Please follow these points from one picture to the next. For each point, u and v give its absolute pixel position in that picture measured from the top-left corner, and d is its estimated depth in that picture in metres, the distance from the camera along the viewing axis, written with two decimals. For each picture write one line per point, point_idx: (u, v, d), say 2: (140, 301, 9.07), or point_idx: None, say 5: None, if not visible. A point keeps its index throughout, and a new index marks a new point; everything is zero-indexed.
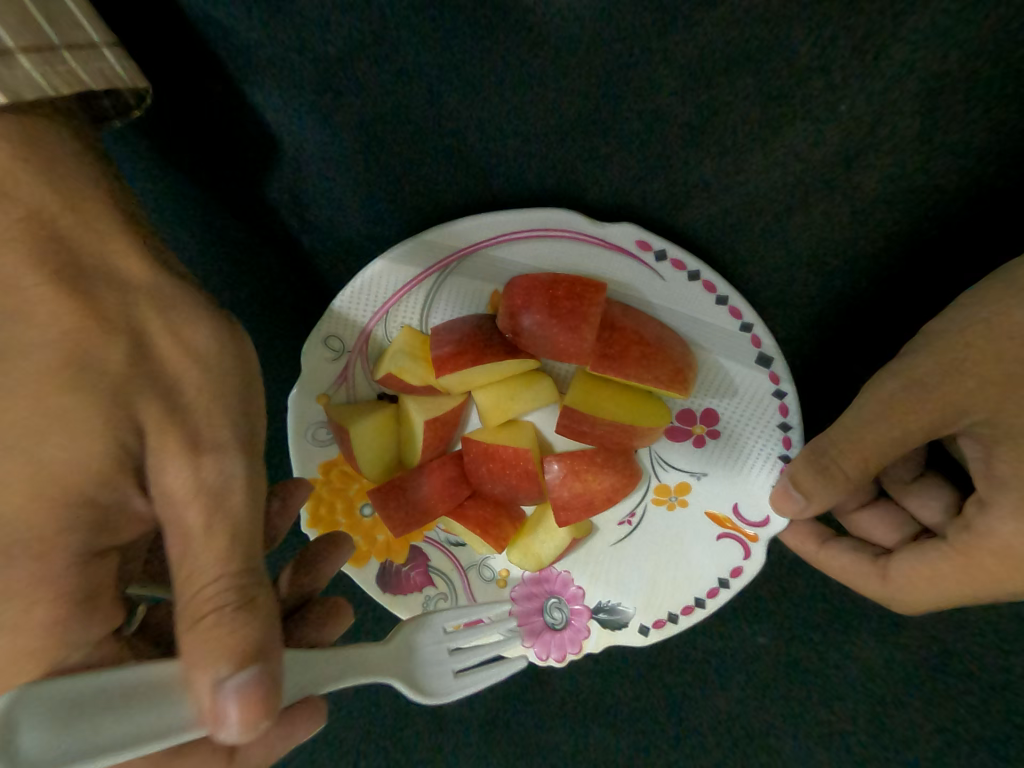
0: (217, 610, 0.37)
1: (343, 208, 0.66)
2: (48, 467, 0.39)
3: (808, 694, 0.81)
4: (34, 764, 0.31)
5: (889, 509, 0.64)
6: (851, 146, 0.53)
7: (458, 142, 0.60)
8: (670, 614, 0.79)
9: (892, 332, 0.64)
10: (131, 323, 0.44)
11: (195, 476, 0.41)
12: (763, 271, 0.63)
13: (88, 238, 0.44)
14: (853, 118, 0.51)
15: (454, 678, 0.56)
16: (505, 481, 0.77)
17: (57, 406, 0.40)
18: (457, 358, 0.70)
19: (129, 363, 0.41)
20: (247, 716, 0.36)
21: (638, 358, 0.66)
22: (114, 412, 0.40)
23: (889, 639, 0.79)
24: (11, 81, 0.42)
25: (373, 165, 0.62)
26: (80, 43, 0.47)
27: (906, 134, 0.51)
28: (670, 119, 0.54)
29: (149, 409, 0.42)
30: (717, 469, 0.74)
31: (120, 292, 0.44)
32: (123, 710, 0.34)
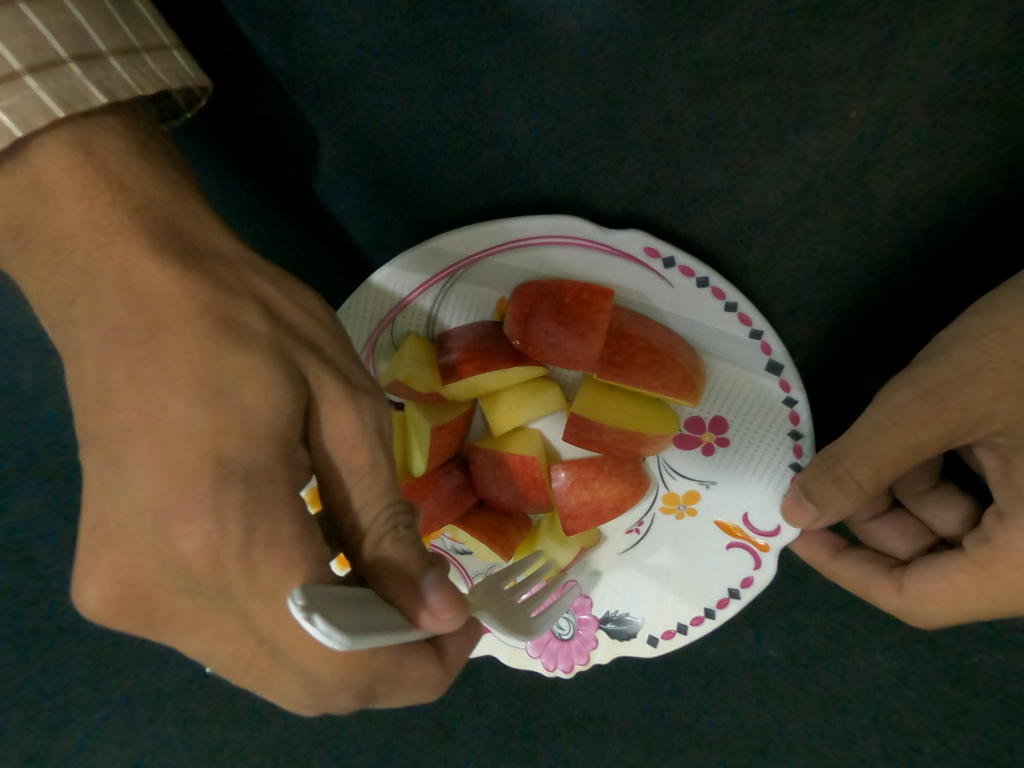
0: (393, 527, 0.43)
1: (358, 208, 0.67)
2: (167, 432, 0.37)
3: (818, 710, 0.80)
4: (346, 629, 0.32)
5: (904, 520, 0.63)
6: (867, 152, 0.52)
7: (473, 145, 0.60)
8: (680, 624, 0.78)
9: (904, 341, 0.63)
10: (251, 290, 0.43)
11: (356, 426, 0.43)
12: (774, 277, 0.62)
13: (187, 217, 0.44)
14: (871, 124, 0.51)
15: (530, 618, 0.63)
16: (511, 489, 0.77)
17: (178, 367, 0.38)
18: (464, 365, 0.69)
19: (240, 337, 0.40)
20: (449, 603, 0.41)
21: (647, 365, 0.65)
22: (266, 368, 0.40)
23: (898, 657, 0.77)
24: (108, 81, 0.43)
25: (391, 170, 0.64)
26: (155, 45, 0.48)
27: (922, 141, 0.51)
28: (686, 126, 0.54)
29: (307, 359, 0.42)
30: (726, 478, 0.73)
31: (230, 264, 0.43)
32: (363, 609, 0.37)
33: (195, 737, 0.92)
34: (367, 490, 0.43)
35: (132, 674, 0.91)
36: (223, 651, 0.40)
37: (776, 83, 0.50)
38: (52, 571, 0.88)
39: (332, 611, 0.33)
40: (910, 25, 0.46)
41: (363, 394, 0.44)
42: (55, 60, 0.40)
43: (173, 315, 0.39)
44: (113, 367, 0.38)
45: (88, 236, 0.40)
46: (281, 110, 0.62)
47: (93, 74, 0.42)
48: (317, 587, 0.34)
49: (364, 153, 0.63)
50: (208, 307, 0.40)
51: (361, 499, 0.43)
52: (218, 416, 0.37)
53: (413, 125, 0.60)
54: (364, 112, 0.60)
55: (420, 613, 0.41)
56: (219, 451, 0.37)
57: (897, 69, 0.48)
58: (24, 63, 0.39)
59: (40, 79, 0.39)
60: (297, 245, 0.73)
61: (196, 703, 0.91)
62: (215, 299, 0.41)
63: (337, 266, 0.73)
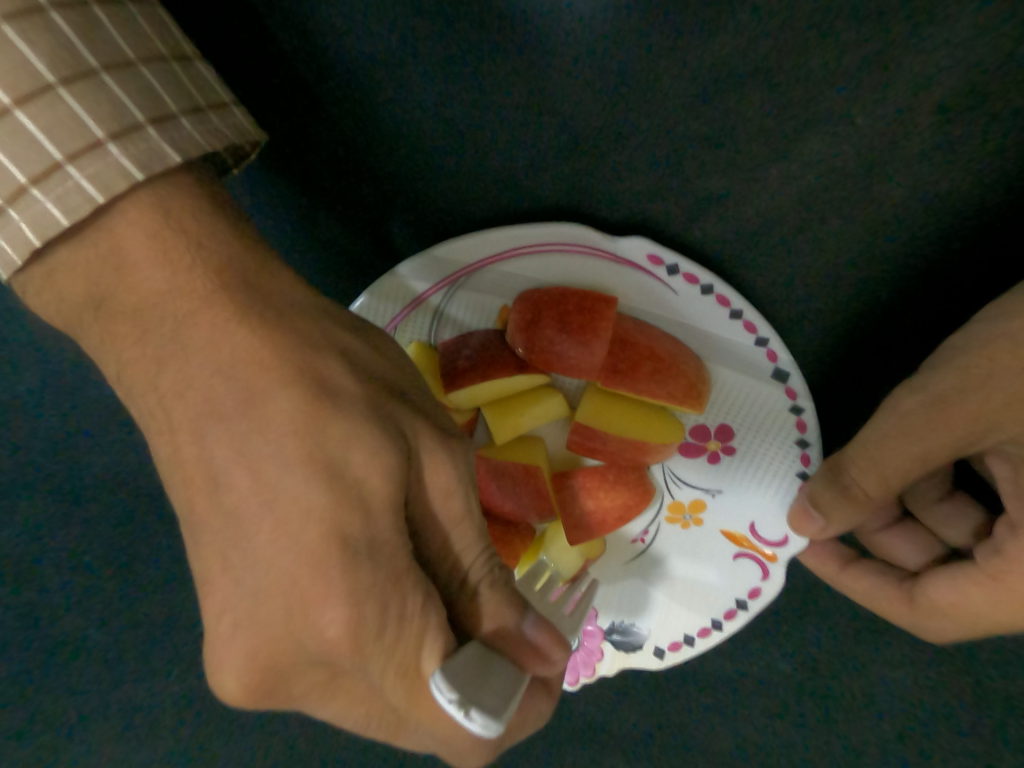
0: (490, 571, 0.44)
1: (363, 217, 0.68)
2: (281, 500, 0.37)
3: (827, 723, 0.78)
4: (490, 716, 0.34)
5: (913, 530, 0.62)
6: (869, 158, 0.52)
7: (478, 156, 0.60)
8: (686, 636, 0.77)
9: (910, 349, 0.62)
10: (338, 342, 0.42)
11: (454, 476, 0.43)
12: (781, 285, 0.61)
13: (258, 264, 0.41)
14: (873, 130, 0.51)
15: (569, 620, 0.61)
16: (515, 498, 0.76)
17: (286, 439, 0.38)
18: (466, 374, 0.70)
19: (336, 400, 0.39)
20: (549, 642, 0.44)
21: (651, 373, 0.65)
22: (370, 435, 0.39)
23: (911, 672, 0.76)
24: (181, 142, 0.41)
25: (397, 180, 0.64)
26: (218, 103, 0.45)
27: (925, 147, 0.50)
28: (688, 134, 0.54)
29: (403, 414, 0.42)
30: (732, 487, 0.72)
31: (311, 315, 0.42)
32: (491, 663, 0.38)
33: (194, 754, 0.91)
34: (464, 537, 0.44)
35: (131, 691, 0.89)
36: (319, 701, 0.41)
37: (788, 94, 0.50)
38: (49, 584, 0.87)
39: (474, 691, 0.35)
40: (919, 32, 0.46)
41: (457, 443, 0.44)
42: (133, 126, 0.39)
43: (274, 382, 0.38)
44: (180, 411, 0.38)
45: (162, 294, 0.39)
46: (336, 137, 0.62)
47: (169, 136, 0.40)
48: (451, 665, 0.36)
49: (368, 162, 0.63)
50: (302, 367, 0.39)
51: (460, 550, 0.44)
52: (326, 487, 0.37)
53: (413, 136, 0.60)
54: (368, 124, 0.60)
55: (531, 658, 0.42)
56: (332, 525, 0.37)
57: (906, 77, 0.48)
58: (105, 130, 0.38)
59: (122, 145, 0.38)
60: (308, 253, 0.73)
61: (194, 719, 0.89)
62: (309, 362, 0.40)
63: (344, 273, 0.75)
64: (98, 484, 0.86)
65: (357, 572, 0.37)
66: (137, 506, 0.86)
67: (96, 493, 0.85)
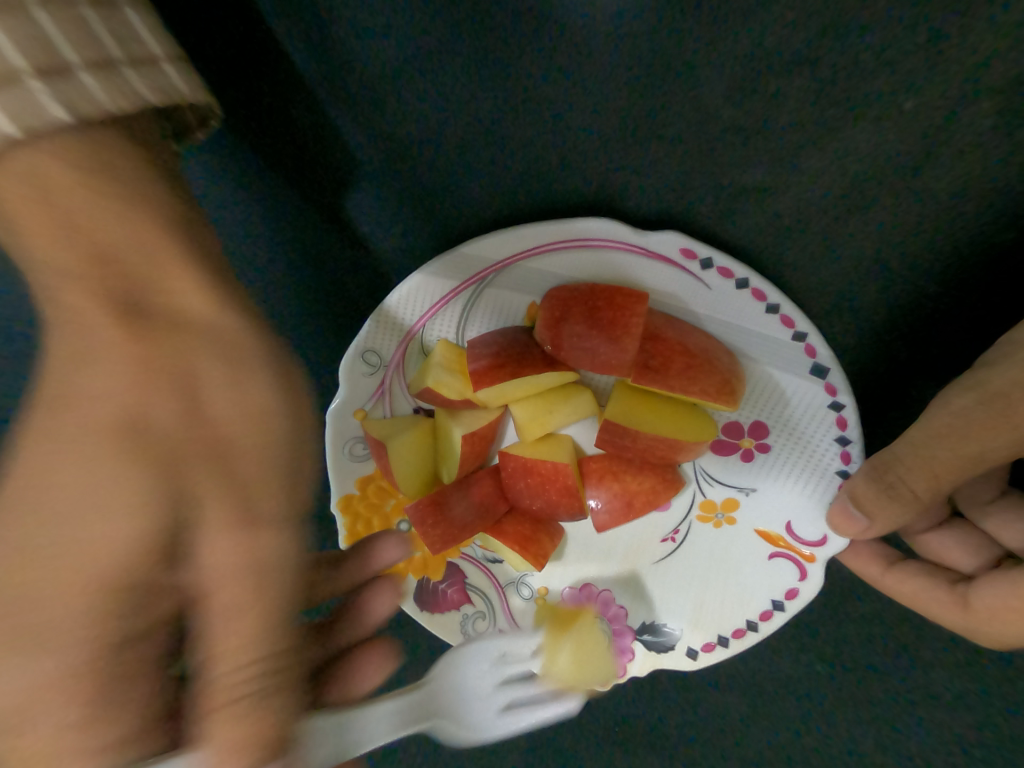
0: (244, 694, 0.36)
1: (378, 217, 0.66)
2: (60, 520, 0.38)
3: (866, 726, 0.77)
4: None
5: (964, 531, 0.59)
6: (918, 142, 0.50)
7: (501, 157, 0.59)
8: (720, 637, 0.75)
9: (957, 342, 0.60)
10: (192, 377, 0.41)
11: (237, 557, 0.38)
12: (819, 278, 0.59)
13: (149, 271, 0.43)
14: (925, 112, 0.48)
15: (497, 714, 0.57)
16: (544, 497, 0.75)
17: (87, 457, 0.39)
18: (495, 371, 0.68)
19: (148, 432, 0.39)
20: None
21: (683, 369, 0.64)
22: (172, 484, 0.38)
23: (957, 676, 0.73)
24: (70, 93, 0.40)
25: (411, 182, 0.62)
26: (141, 57, 0.44)
27: (979, 128, 0.48)
28: (725, 122, 0.52)
29: (206, 475, 0.39)
30: (767, 485, 0.70)
31: (179, 335, 0.42)
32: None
33: None
34: (241, 634, 0.37)
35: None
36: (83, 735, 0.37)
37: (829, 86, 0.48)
38: None
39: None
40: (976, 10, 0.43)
41: (267, 526, 0.39)
42: (11, 72, 0.37)
43: (91, 429, 0.39)
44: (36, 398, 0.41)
45: (68, 293, 0.41)
46: (300, 130, 0.61)
47: (56, 89, 0.39)
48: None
49: (387, 162, 0.61)
50: (130, 398, 0.40)
51: (223, 653, 0.37)
52: (109, 527, 0.37)
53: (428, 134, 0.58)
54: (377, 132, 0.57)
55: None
56: (99, 564, 0.37)
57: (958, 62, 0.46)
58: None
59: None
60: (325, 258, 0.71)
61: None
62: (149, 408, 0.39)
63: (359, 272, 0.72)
64: None
65: (165, 591, 0.39)
66: None
67: None
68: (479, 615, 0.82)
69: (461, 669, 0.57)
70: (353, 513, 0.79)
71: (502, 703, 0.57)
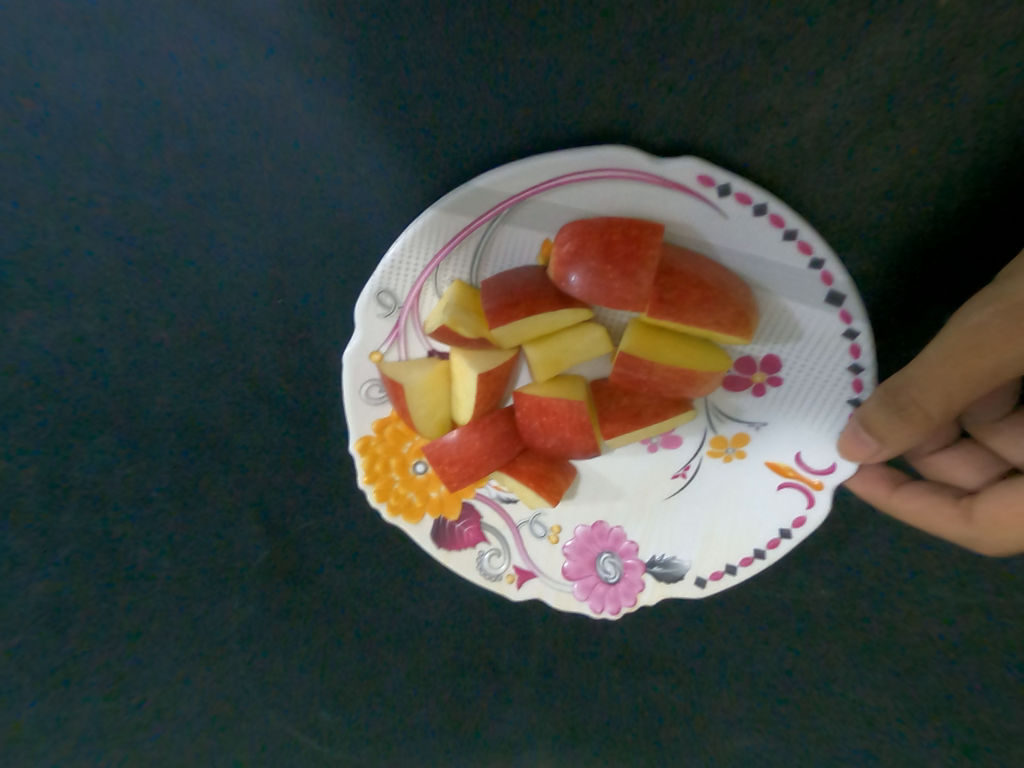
0: None
1: (385, 150, 0.66)
2: None
3: (866, 642, 0.81)
4: None
5: (970, 450, 0.62)
6: (923, 60, 0.52)
7: (505, 82, 0.60)
8: (728, 566, 0.78)
9: (972, 266, 0.61)
10: None
11: None
12: (834, 205, 0.60)
13: None
14: (930, 30, 0.51)
15: (491, 247, 0.70)
16: (558, 435, 0.75)
17: None
18: (510, 309, 0.67)
19: None
20: None
21: (699, 302, 0.63)
22: None
23: (957, 593, 0.77)
24: None
25: (418, 109, 0.63)
26: None
27: (986, 44, 0.50)
28: (739, 37, 0.54)
29: None
30: (779, 418, 0.72)
31: None
32: None
33: (264, 682, 1.00)
34: None
35: (209, 616, 0.97)
36: None
37: (831, 12, 0.52)
38: (122, 520, 0.93)
39: None
40: None
41: None
42: None
43: None
44: None
45: None
46: None
47: None
48: None
49: (392, 88, 0.62)
50: None
51: None
52: None
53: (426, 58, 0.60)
54: (378, 56, 0.61)
55: None
56: None
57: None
58: None
59: None
60: (325, 197, 0.70)
61: (268, 637, 0.98)
62: None
63: (366, 212, 0.71)
64: (150, 431, 0.88)
65: None
66: (194, 452, 0.89)
67: (150, 448, 0.89)
68: (495, 552, 0.85)
69: (475, 273, 0.72)
70: (372, 454, 0.82)
71: (482, 265, 0.71)
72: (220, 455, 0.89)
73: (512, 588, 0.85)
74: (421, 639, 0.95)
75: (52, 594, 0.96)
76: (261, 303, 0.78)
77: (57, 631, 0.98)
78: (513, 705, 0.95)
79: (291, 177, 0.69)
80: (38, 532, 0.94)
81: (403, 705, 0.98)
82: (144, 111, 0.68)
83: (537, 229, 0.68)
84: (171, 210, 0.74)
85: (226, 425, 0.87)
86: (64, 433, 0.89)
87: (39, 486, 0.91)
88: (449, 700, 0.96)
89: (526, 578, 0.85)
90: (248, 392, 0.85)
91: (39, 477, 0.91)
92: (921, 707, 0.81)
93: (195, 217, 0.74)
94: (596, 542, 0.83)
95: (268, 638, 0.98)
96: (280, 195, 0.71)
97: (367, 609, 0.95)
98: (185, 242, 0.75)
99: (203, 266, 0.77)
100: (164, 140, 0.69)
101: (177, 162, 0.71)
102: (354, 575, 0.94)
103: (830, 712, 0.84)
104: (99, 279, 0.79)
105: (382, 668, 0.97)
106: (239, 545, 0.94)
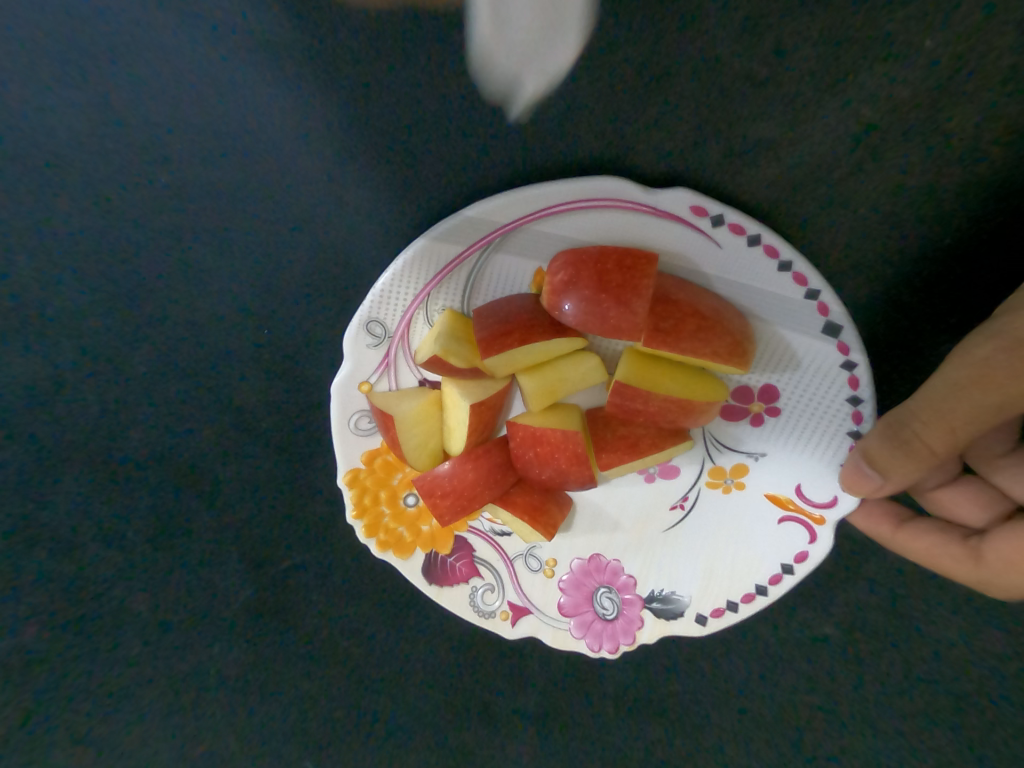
0: None
1: (374, 180, 0.65)
2: None
3: (873, 681, 0.78)
4: None
5: (975, 485, 0.61)
6: (912, 98, 0.52)
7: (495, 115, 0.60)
8: (730, 602, 0.76)
9: (968, 299, 0.61)
10: None
11: None
12: (827, 236, 0.60)
13: None
14: (918, 69, 0.51)
15: (483, 276, 0.69)
16: (553, 466, 0.73)
17: None
18: (503, 338, 0.66)
19: None
20: None
21: (695, 331, 0.62)
22: None
23: (964, 629, 0.74)
24: None
25: (407, 141, 0.62)
26: None
27: (974, 83, 0.51)
28: (730, 72, 0.54)
29: None
30: (778, 449, 0.70)
31: None
32: None
33: (245, 725, 0.95)
34: None
35: (188, 656, 0.93)
36: None
37: (821, 49, 0.52)
38: (100, 558, 0.90)
39: None
40: None
41: None
42: None
43: None
44: None
45: None
46: None
47: None
48: None
49: (381, 119, 0.62)
50: None
51: None
52: None
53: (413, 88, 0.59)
54: (367, 88, 0.60)
55: None
56: None
57: (943, 26, 0.49)
58: None
59: None
60: (311, 224, 0.69)
61: (251, 679, 0.94)
62: None
63: (356, 241, 0.70)
64: (130, 465, 0.85)
65: None
66: (176, 486, 0.87)
67: (129, 483, 0.86)
68: (489, 588, 0.82)
69: (467, 302, 0.70)
70: (361, 487, 0.79)
71: (474, 295, 0.70)
72: (202, 489, 0.86)
73: (506, 625, 0.82)
74: (412, 678, 0.92)
75: (26, 636, 0.92)
76: (248, 332, 0.77)
77: (30, 674, 0.94)
78: (507, 747, 0.91)
79: (279, 208, 0.69)
80: (14, 571, 0.90)
81: (390, 748, 0.93)
82: (128, 143, 0.67)
83: (530, 259, 0.67)
84: (156, 241, 0.72)
85: (209, 458, 0.85)
86: (42, 468, 0.85)
87: (14, 523, 0.88)
88: (439, 743, 0.92)
89: (520, 615, 0.81)
90: (233, 423, 0.83)
91: (13, 514, 0.88)
92: (932, 750, 0.78)
93: (181, 249, 0.73)
94: (593, 576, 0.80)
95: (252, 679, 0.94)
96: (267, 226, 0.70)
97: (354, 647, 0.91)
98: (170, 273, 0.74)
99: (188, 296, 0.75)
100: (149, 171, 0.68)
101: (162, 192, 0.69)
102: (342, 613, 0.91)
103: (837, 754, 0.81)
104: (77, 310, 0.77)
105: (369, 710, 0.93)
106: (222, 582, 0.91)
